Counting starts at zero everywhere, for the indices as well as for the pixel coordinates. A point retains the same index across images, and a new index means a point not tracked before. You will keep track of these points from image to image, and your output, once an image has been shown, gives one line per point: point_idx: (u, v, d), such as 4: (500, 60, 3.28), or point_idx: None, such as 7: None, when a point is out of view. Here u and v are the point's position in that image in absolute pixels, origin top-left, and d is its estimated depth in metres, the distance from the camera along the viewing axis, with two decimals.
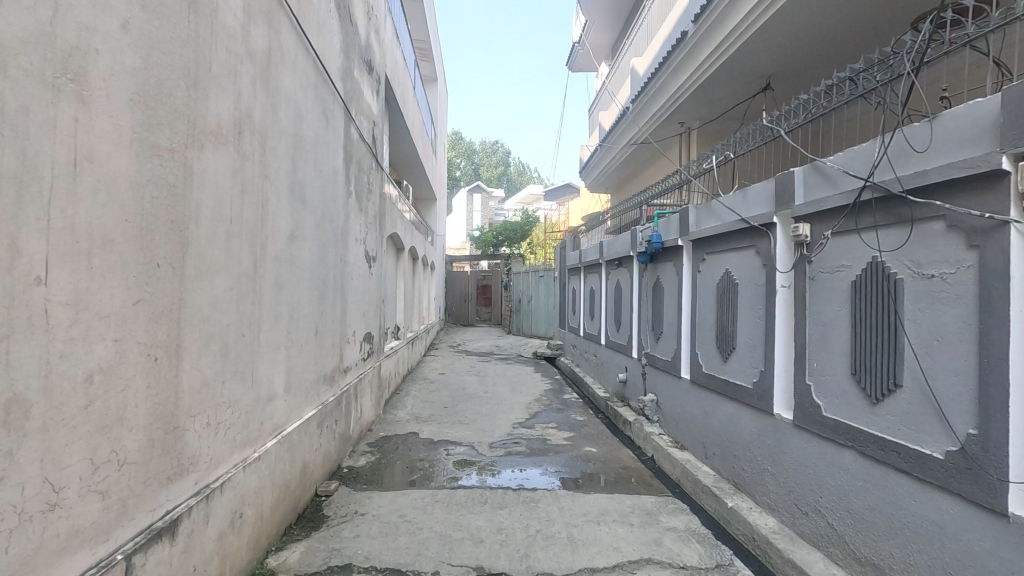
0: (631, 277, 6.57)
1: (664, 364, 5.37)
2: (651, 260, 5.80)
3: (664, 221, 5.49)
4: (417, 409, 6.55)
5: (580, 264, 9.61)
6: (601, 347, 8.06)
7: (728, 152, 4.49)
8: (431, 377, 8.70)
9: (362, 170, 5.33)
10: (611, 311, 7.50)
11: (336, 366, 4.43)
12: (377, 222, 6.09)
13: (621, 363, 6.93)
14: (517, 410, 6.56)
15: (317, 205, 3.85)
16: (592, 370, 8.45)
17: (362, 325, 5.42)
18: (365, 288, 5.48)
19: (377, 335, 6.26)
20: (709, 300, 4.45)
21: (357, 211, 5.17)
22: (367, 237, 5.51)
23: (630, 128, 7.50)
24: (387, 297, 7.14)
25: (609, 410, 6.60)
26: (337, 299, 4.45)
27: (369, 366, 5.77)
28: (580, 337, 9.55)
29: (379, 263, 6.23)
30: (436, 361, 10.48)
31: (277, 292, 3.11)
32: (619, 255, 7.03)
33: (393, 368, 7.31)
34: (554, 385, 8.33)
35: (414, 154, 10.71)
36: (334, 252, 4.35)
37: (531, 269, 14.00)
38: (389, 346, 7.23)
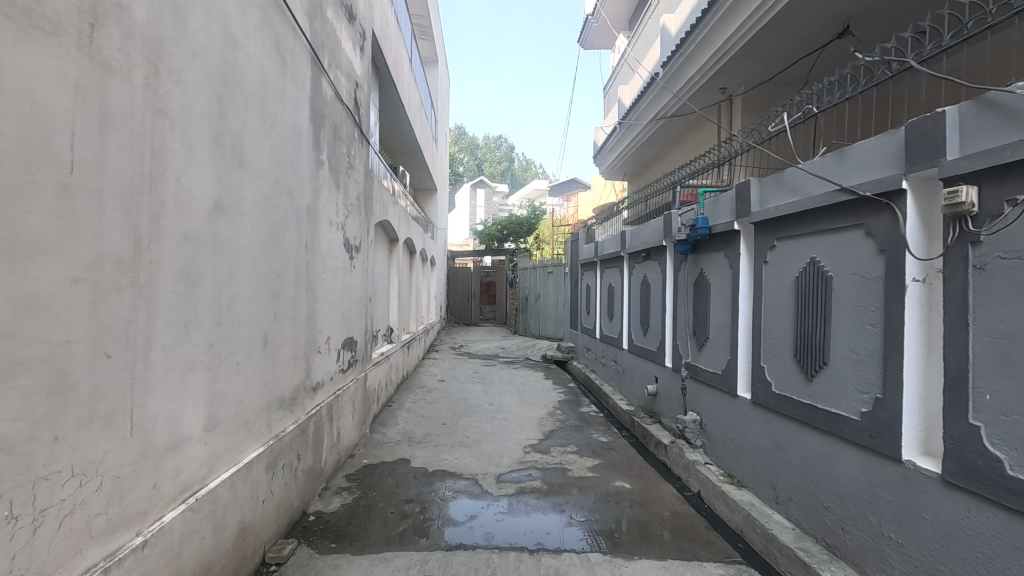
0: (664, 272, 5.57)
1: (711, 378, 4.37)
2: (693, 251, 4.78)
3: (712, 201, 4.47)
4: (410, 427, 5.56)
5: (596, 258, 8.59)
6: (623, 353, 7.05)
7: (806, 108, 3.43)
8: (429, 385, 7.71)
9: (341, 138, 4.34)
10: (637, 312, 6.48)
11: (301, 384, 3.45)
12: (363, 205, 5.11)
13: (650, 373, 5.93)
14: (529, 428, 5.57)
15: (267, 171, 2.87)
16: (612, 378, 7.44)
17: (341, 329, 4.44)
18: (345, 285, 4.50)
19: (363, 341, 5.28)
20: (782, 300, 3.45)
21: (335, 190, 4.18)
22: (347, 222, 4.52)
23: (658, 99, 6.46)
24: (376, 296, 6.15)
25: (636, 429, 5.61)
26: (302, 298, 3.47)
27: (352, 379, 4.79)
28: (596, 341, 8.54)
29: (365, 255, 5.23)
30: (436, 365, 9.49)
31: (189, 288, 2.11)
32: (647, 246, 6.01)
33: (384, 378, 6.32)
34: (569, 395, 7.34)
35: (411, 137, 9.71)
36: (298, 238, 3.37)
37: (539, 265, 12.97)
38: (378, 351, 6.24)
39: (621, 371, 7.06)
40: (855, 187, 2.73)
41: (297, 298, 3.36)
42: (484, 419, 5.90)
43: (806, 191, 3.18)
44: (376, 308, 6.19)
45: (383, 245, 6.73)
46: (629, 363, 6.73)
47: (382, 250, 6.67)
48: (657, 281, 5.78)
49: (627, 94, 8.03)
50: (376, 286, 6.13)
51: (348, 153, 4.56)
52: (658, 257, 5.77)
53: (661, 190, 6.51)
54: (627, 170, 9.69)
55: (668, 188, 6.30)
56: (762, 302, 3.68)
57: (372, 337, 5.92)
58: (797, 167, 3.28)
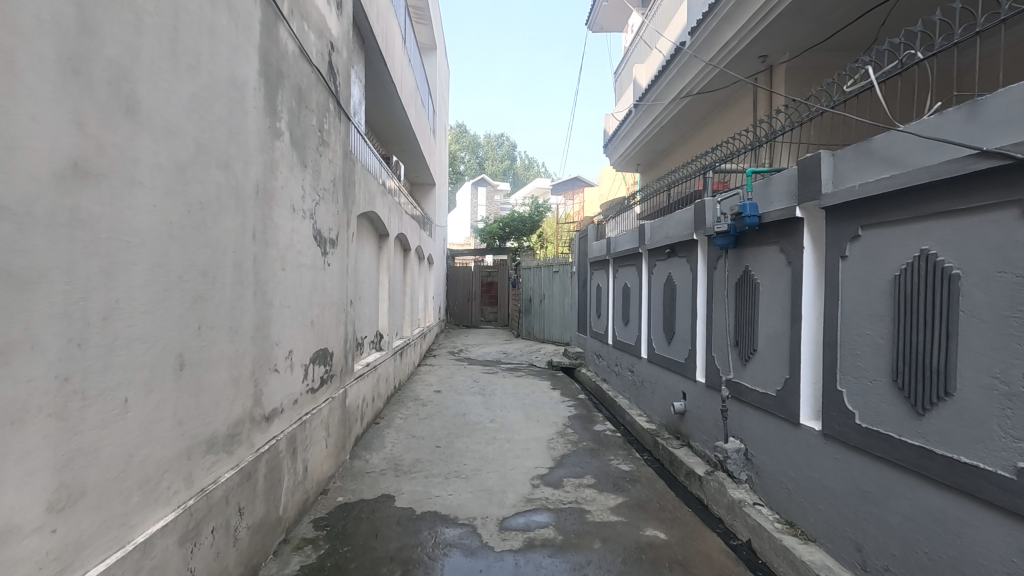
0: (693, 270, 4.79)
1: (761, 400, 3.60)
2: (736, 245, 3.97)
3: (762, 184, 3.69)
4: (398, 452, 4.79)
5: (608, 255, 7.81)
6: (640, 363, 6.27)
7: (898, 63, 2.62)
8: (423, 398, 6.93)
9: (310, 107, 3.57)
10: (658, 317, 5.70)
11: (248, 414, 2.68)
12: (340, 191, 4.33)
13: (676, 388, 5.15)
14: (536, 453, 4.79)
15: (187, 130, 2.10)
16: (628, 391, 6.65)
17: (311, 340, 3.67)
18: (314, 285, 3.72)
19: (342, 351, 4.51)
20: (870, 307, 2.68)
21: (301, 169, 3.41)
22: (317, 210, 3.74)
23: (684, 73, 5.70)
24: (360, 297, 5.36)
25: (661, 453, 4.84)
26: (249, 302, 2.70)
27: (326, 399, 4.01)
28: (608, 347, 7.75)
29: (344, 250, 4.45)
30: (432, 373, 8.71)
31: (8, 291, 1.33)
32: (671, 241, 5.22)
33: (370, 392, 5.54)
34: (580, 410, 6.54)
35: (405, 124, 8.92)
36: (242, 225, 2.60)
37: (544, 264, 12.17)
38: (363, 361, 5.45)
39: (639, 383, 6.28)
40: (1013, 148, 1.95)
41: (240, 302, 2.59)
42: (483, 441, 5.13)
43: (915, 162, 2.41)
44: (360, 313, 5.41)
45: (370, 239, 5.95)
46: (649, 375, 5.94)
47: (369, 246, 5.89)
48: (685, 282, 4.99)
49: (644, 74, 7.25)
50: (360, 287, 5.35)
51: (319, 127, 3.78)
52: (686, 253, 4.98)
53: (686, 178, 5.71)
54: (642, 160, 8.90)
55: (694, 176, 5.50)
56: (839, 309, 2.91)
57: (355, 346, 5.14)
58: (896, 130, 2.50)
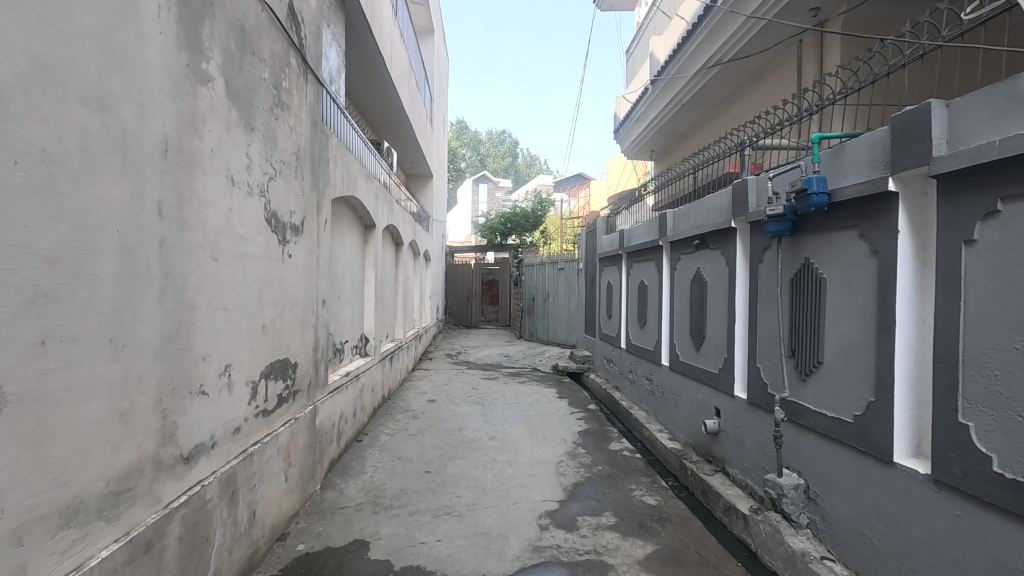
0: (731, 264, 4.03)
1: (833, 427, 2.84)
2: (792, 232, 3.20)
3: (830, 153, 2.93)
4: (381, 480, 4.04)
5: (621, 248, 7.06)
6: (661, 372, 5.53)
7: None
8: (415, 409, 6.19)
9: (259, 55, 2.81)
10: (683, 320, 4.94)
11: (152, 458, 1.94)
12: (307, 168, 3.58)
13: (707, 403, 4.40)
14: (544, 483, 4.04)
15: (8, 33, 1.35)
16: (646, 402, 5.90)
17: (262, 349, 2.92)
18: (266, 281, 2.96)
19: (311, 361, 3.75)
20: (1019, 311, 1.94)
21: (245, 131, 2.66)
22: (272, 187, 3.00)
23: (713, 38, 4.95)
24: (336, 297, 4.61)
25: (692, 481, 4.10)
26: (154, 304, 1.95)
27: (287, 421, 3.27)
28: (620, 352, 6.99)
29: (313, 239, 3.71)
30: (427, 379, 7.96)
31: None
32: (702, 230, 4.47)
33: (350, 406, 4.79)
34: (591, 423, 5.80)
35: (397, 106, 8.15)
36: (137, 193, 1.84)
37: (548, 261, 11.41)
38: (342, 371, 4.71)
39: (659, 395, 5.53)
40: None
41: (133, 302, 1.84)
42: (481, 466, 4.38)
43: None
44: (337, 314, 4.65)
45: (351, 230, 5.19)
46: (672, 385, 5.19)
47: (349, 237, 5.13)
48: (720, 278, 4.23)
49: (661, 47, 6.50)
50: (336, 285, 4.59)
51: (274, 83, 3.02)
52: (721, 244, 4.23)
53: (713, 159, 4.96)
54: (656, 147, 8.15)
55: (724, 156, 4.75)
56: (963, 313, 2.16)
57: (329, 354, 4.39)
58: None
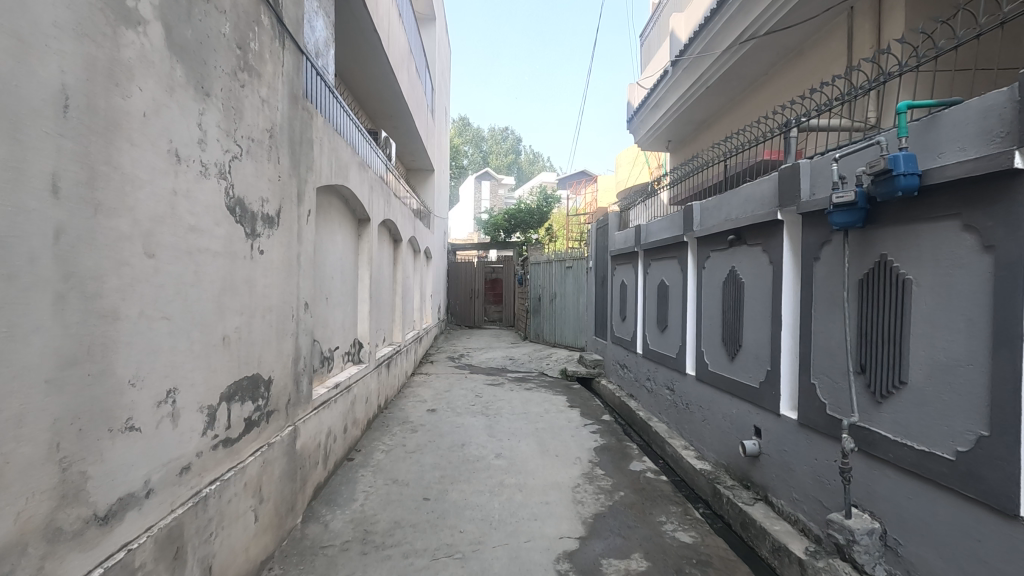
0: (777, 263, 3.50)
1: (924, 464, 2.31)
2: (863, 224, 2.64)
3: (918, 126, 2.38)
4: (373, 510, 3.52)
5: (637, 244, 6.53)
6: (685, 382, 5.00)
7: None
8: (414, 420, 5.67)
9: (217, 4, 2.28)
10: (714, 326, 4.42)
11: (41, 527, 1.41)
12: (284, 150, 3.06)
13: (743, 421, 3.88)
14: (560, 514, 3.52)
15: None
16: (667, 414, 5.37)
17: (224, 365, 2.39)
18: (228, 282, 2.43)
19: (290, 374, 3.23)
20: None
21: (197, 96, 2.13)
22: (236, 169, 2.47)
23: (749, 7, 4.42)
24: (322, 299, 4.08)
25: (729, 511, 3.57)
26: (47, 315, 1.43)
27: (259, 449, 2.74)
28: (637, 357, 6.47)
29: (291, 234, 3.18)
30: (427, 386, 7.44)
31: None
32: (739, 225, 3.94)
33: (339, 422, 4.26)
34: (607, 437, 5.27)
35: (395, 92, 7.62)
36: (12, 162, 1.32)
37: (555, 258, 10.86)
38: (331, 382, 4.20)
39: (683, 407, 5.00)
40: None
41: (5, 317, 1.31)
42: (487, 492, 3.85)
43: None
44: (323, 319, 4.13)
45: (341, 224, 4.66)
46: (699, 398, 4.66)
47: (339, 232, 4.60)
48: (762, 279, 3.70)
49: (683, 25, 5.97)
50: (321, 287, 4.06)
51: (240, 43, 2.49)
52: (764, 239, 3.69)
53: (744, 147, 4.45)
54: (673, 136, 7.60)
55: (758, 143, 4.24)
56: None
57: (313, 363, 3.86)
58: None
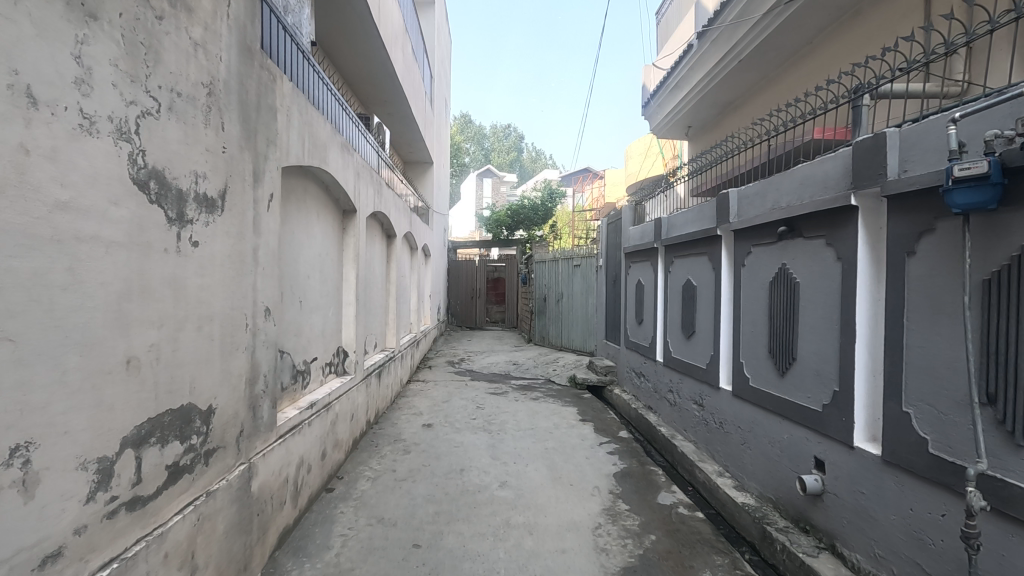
0: (850, 259, 2.84)
1: None
2: (1000, 205, 1.97)
3: None
4: (350, 563, 2.87)
5: (655, 240, 5.88)
6: (718, 398, 4.34)
7: None
8: (407, 439, 5.02)
9: None
10: (757, 335, 3.76)
11: None
12: (233, 115, 2.39)
13: (798, 450, 3.22)
14: (580, 568, 2.86)
15: None
16: (696, 432, 4.73)
17: (130, 398, 1.73)
18: (138, 283, 1.78)
19: (245, 398, 2.57)
20: None
21: (71, 16, 1.47)
22: (150, 130, 1.82)
23: None
24: (290, 303, 3.42)
25: (786, 563, 2.91)
26: None
27: (193, 503, 2.09)
28: (656, 366, 5.83)
29: (244, 223, 2.53)
30: (423, 396, 6.79)
31: None
32: (794, 213, 3.31)
33: (316, 447, 3.61)
34: (627, 460, 4.62)
35: (387, 74, 6.95)
36: None
37: (562, 256, 10.19)
38: (306, 401, 3.55)
39: (716, 427, 4.35)
40: None
41: None
42: (490, 536, 3.19)
43: None
44: (292, 326, 3.46)
45: (318, 214, 4.00)
46: (737, 417, 4.01)
47: (315, 224, 3.94)
48: (827, 278, 3.05)
49: None
50: (290, 289, 3.40)
51: None
52: (829, 230, 3.03)
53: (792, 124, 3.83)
54: (693, 123, 6.97)
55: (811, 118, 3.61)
56: None
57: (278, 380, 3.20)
58: None
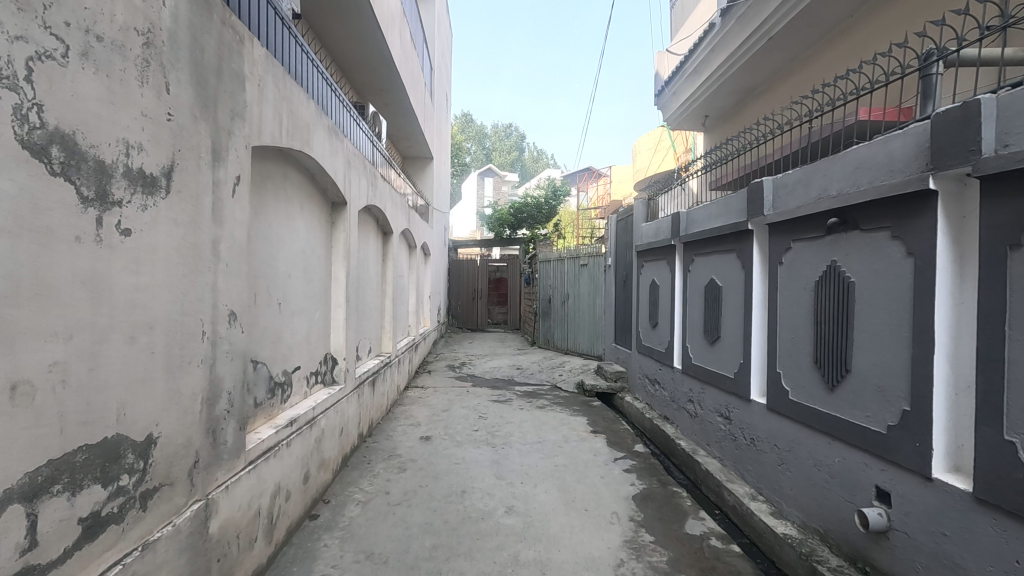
0: (929, 255, 2.40)
1: None
2: None
3: None
4: None
5: (672, 236, 5.44)
6: (750, 411, 3.90)
7: None
8: (403, 455, 4.57)
9: None
10: (801, 342, 3.32)
11: None
12: (183, 77, 1.96)
13: (855, 478, 2.77)
14: None
15: None
16: (722, 448, 4.29)
17: (17, 437, 1.29)
18: (31, 283, 1.34)
19: (202, 422, 2.13)
20: None
21: None
22: (51, 78, 1.39)
23: None
24: (265, 306, 2.97)
25: None
26: None
27: (123, 562, 1.65)
28: (674, 373, 5.39)
29: (201, 210, 2.10)
30: (421, 404, 6.34)
31: None
32: (850, 202, 2.88)
33: (297, 470, 3.17)
34: (646, 478, 4.17)
35: (384, 59, 6.51)
36: None
37: (568, 255, 9.75)
38: (286, 418, 3.11)
39: (746, 444, 3.91)
40: None
41: None
42: None
43: None
44: (268, 332, 3.02)
45: (302, 206, 3.56)
46: (773, 434, 3.57)
47: (298, 216, 3.50)
48: (895, 279, 2.61)
49: None
50: (264, 289, 2.95)
51: None
52: (898, 221, 2.61)
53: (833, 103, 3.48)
54: (711, 113, 6.55)
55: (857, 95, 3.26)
56: None
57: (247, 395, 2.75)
58: None
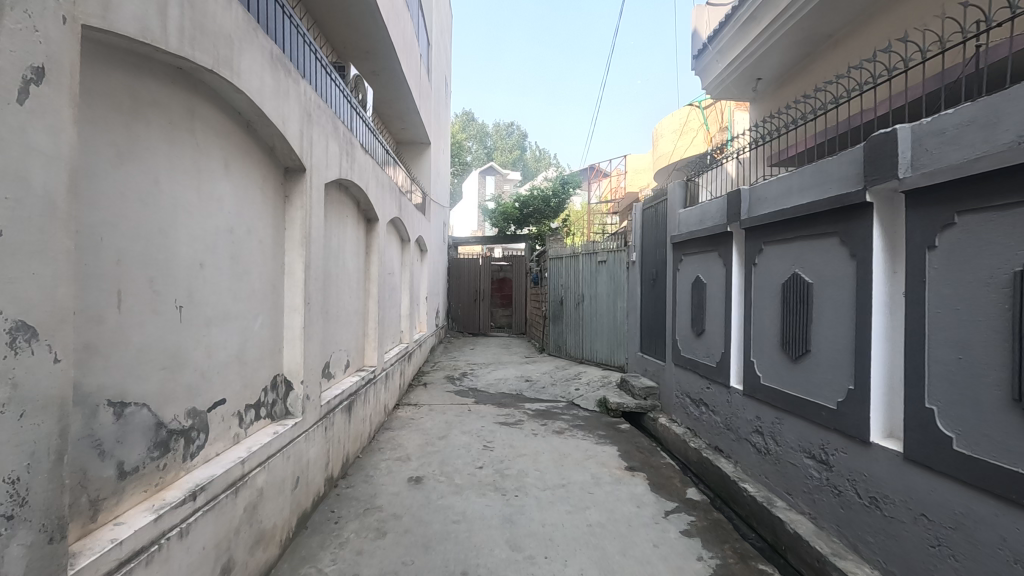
0: None
1: None
2: None
3: None
4: None
5: (730, 221, 4.29)
6: (869, 459, 2.75)
7: None
8: (383, 508, 3.43)
9: None
10: (979, 366, 2.17)
11: None
12: None
13: None
14: None
15: None
16: (815, 503, 3.16)
17: None
18: None
19: None
20: None
21: None
22: None
23: None
24: (139, 313, 1.83)
25: None
26: None
27: None
28: (732, 393, 4.25)
29: None
30: (413, 429, 5.20)
31: None
32: None
33: (208, 567, 2.03)
34: (716, 548, 3.03)
35: (369, 11, 5.38)
36: None
37: (584, 251, 8.61)
38: (184, 485, 1.98)
39: (862, 505, 2.77)
40: None
41: None
42: None
43: None
44: (147, 354, 1.87)
45: (227, 164, 2.42)
46: (917, 498, 2.44)
47: (219, 178, 2.36)
48: None
49: None
50: (136, 283, 1.81)
51: None
52: None
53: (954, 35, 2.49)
54: (766, 74, 5.40)
55: (981, 25, 2.26)
56: None
57: (92, 464, 1.61)
58: None
